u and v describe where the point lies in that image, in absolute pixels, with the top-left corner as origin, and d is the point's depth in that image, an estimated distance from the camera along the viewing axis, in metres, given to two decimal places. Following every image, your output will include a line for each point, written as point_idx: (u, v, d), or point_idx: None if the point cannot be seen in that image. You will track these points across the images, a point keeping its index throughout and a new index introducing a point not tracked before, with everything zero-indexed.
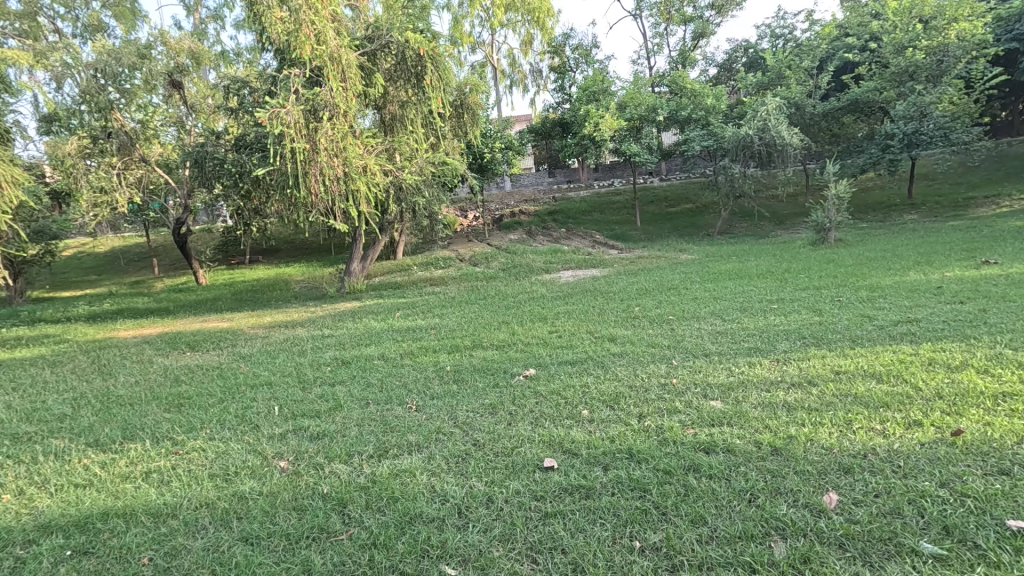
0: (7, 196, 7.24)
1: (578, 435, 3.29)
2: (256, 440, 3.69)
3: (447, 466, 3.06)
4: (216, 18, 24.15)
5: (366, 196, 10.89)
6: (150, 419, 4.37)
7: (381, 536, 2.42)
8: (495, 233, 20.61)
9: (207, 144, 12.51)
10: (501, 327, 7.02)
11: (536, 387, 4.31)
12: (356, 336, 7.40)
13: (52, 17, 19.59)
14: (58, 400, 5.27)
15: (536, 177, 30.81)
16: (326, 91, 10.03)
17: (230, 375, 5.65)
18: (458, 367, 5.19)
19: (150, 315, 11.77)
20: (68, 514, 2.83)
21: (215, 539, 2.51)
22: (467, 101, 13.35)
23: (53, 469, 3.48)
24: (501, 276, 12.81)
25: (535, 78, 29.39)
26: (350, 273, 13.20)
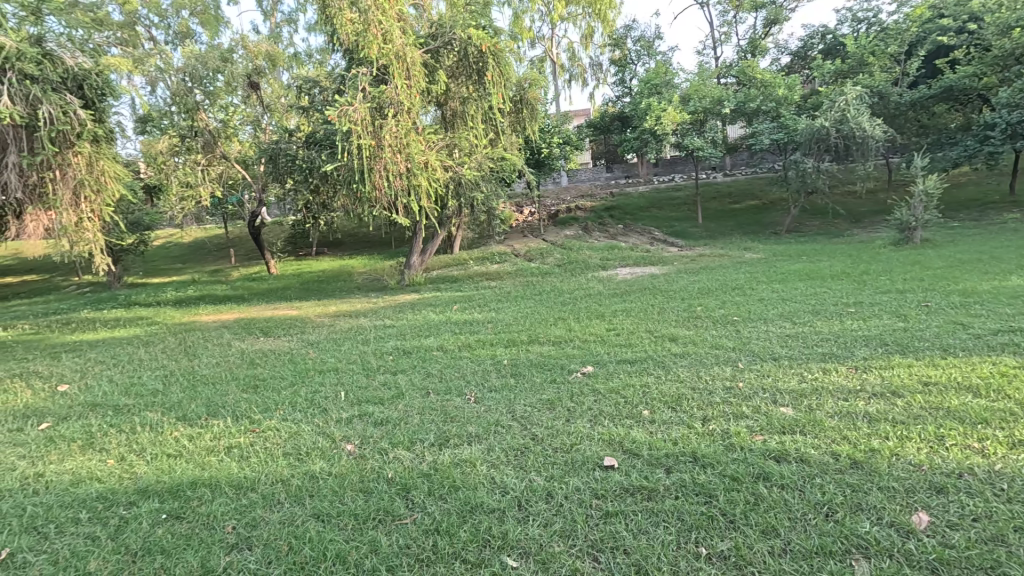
0: (110, 191, 7.99)
1: (640, 435, 3.23)
2: (325, 423, 3.88)
3: (506, 459, 3.09)
4: (290, 21, 25.53)
5: (427, 191, 11.13)
6: (230, 399, 4.69)
7: (444, 523, 2.48)
8: (551, 229, 20.55)
9: (281, 142, 13.32)
10: (558, 322, 7.00)
11: (595, 385, 4.26)
12: (415, 327, 7.62)
13: (148, 26, 21.49)
14: (152, 376, 5.79)
15: (593, 172, 30.42)
16: (391, 88, 10.36)
17: (300, 360, 5.98)
18: (516, 362, 5.23)
19: (229, 302, 12.66)
20: (161, 482, 3.09)
21: (289, 515, 2.66)
22: (527, 96, 13.30)
23: (149, 439, 3.82)
24: (557, 272, 12.75)
25: (594, 71, 29.06)
26: (410, 266, 13.57)
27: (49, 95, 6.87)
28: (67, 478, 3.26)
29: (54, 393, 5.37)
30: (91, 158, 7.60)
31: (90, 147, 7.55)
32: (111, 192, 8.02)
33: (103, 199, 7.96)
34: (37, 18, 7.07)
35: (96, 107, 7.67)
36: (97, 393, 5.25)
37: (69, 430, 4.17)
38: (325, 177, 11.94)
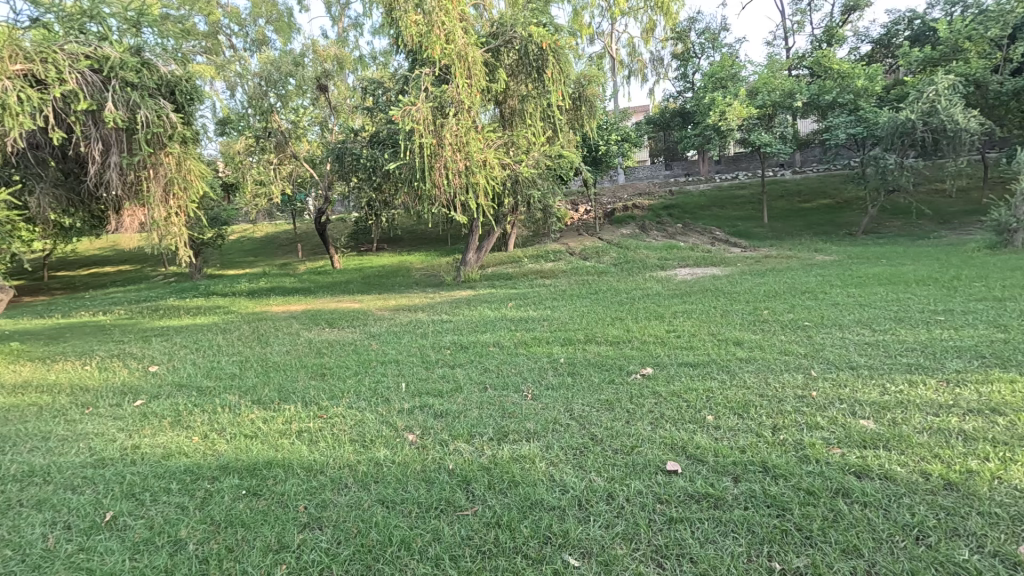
0: (195, 188, 8.66)
1: (705, 441, 3.12)
2: (388, 413, 4.01)
3: (565, 457, 3.08)
4: (356, 25, 26.62)
5: (484, 188, 11.24)
6: (300, 385, 4.96)
7: (504, 517, 2.50)
8: (606, 227, 20.25)
9: (348, 142, 13.96)
10: (615, 322, 6.88)
11: (655, 387, 4.16)
12: (471, 322, 7.74)
13: (229, 35, 23.06)
14: (230, 361, 6.21)
15: (652, 169, 29.71)
16: (453, 88, 10.56)
17: (363, 351, 6.23)
18: (572, 360, 5.19)
19: (296, 294, 13.35)
20: (240, 460, 3.31)
21: (356, 499, 2.76)
22: (586, 93, 13.13)
23: (229, 420, 4.10)
24: (613, 272, 12.53)
25: (654, 66, 28.37)
26: (466, 263, 13.78)
27: (145, 100, 7.51)
28: (160, 451, 3.55)
29: (147, 373, 5.88)
30: (180, 158, 8.27)
31: (179, 148, 8.21)
32: (195, 189, 8.69)
33: (188, 195, 8.64)
34: (136, 30, 7.68)
35: (185, 111, 8.33)
36: (183, 374, 5.71)
37: (160, 407, 4.55)
38: (387, 175, 12.34)
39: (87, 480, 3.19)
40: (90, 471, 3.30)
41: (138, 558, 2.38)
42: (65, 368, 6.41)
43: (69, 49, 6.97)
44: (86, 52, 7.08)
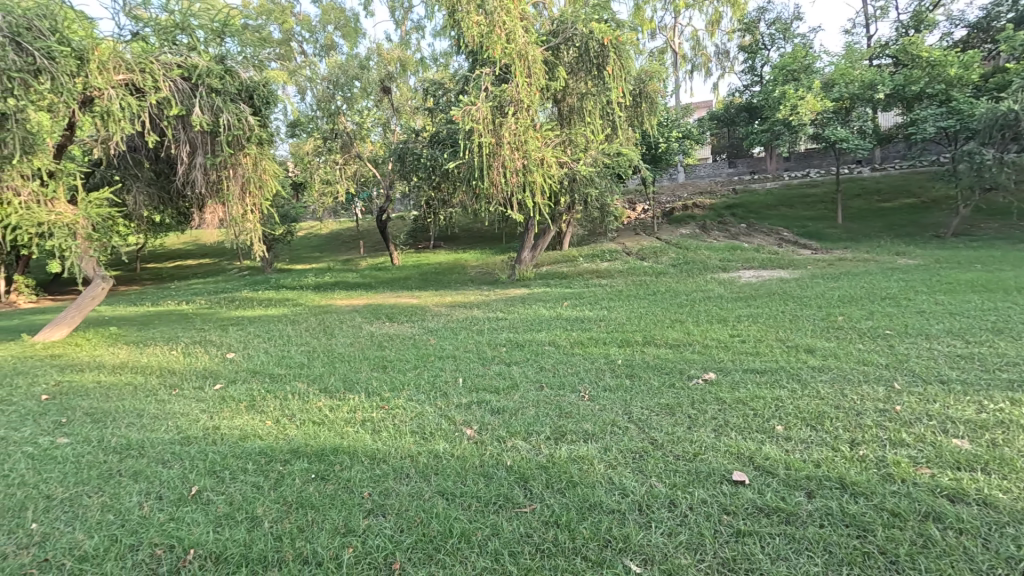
0: (269, 187, 9.18)
1: (775, 452, 2.97)
2: (446, 407, 4.09)
3: (624, 461, 3.02)
4: (418, 28, 27.38)
5: (541, 187, 11.21)
6: (363, 376, 5.17)
7: (563, 517, 2.49)
8: (665, 227, 19.70)
9: (410, 142, 14.40)
10: (675, 325, 6.68)
11: (719, 393, 4.00)
12: (526, 321, 7.77)
13: (301, 41, 24.33)
14: (298, 351, 6.55)
15: (714, 167, 28.60)
16: (513, 87, 10.62)
17: (421, 346, 6.39)
18: (630, 362, 5.09)
19: (358, 289, 13.89)
20: (309, 445, 3.48)
21: (416, 489, 2.84)
22: (647, 89, 12.81)
23: (299, 406, 4.33)
24: (672, 273, 12.17)
25: (719, 60, 27.29)
26: (521, 261, 13.82)
27: (227, 105, 8.06)
28: (237, 433, 3.80)
29: (225, 359, 6.31)
30: (256, 158, 8.80)
31: (256, 149, 8.74)
32: (269, 188, 9.21)
33: (263, 194, 9.17)
34: (220, 40, 8.20)
35: (262, 114, 8.84)
36: (257, 361, 6.09)
37: (237, 391, 4.87)
38: (446, 174, 12.60)
39: (175, 456, 3.47)
40: (178, 447, 3.58)
41: (220, 531, 2.56)
42: (155, 352, 6.98)
43: (163, 60, 7.70)
44: (177, 62, 7.76)
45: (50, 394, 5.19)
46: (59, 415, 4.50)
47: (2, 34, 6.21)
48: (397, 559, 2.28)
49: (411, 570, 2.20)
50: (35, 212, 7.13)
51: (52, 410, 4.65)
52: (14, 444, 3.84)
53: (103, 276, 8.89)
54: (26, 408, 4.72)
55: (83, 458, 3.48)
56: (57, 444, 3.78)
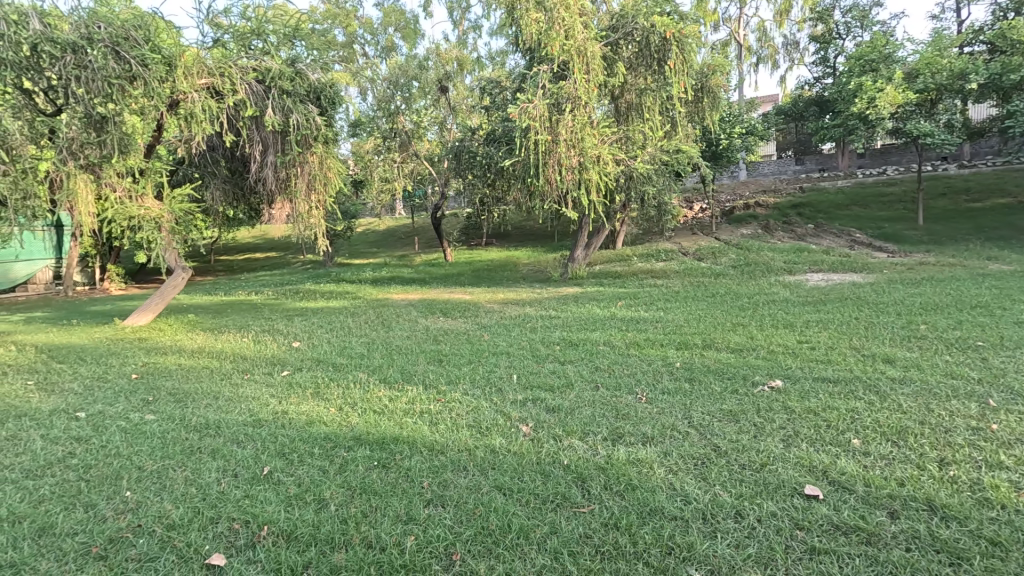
0: (333, 184, 9.55)
1: (852, 467, 2.79)
2: (502, 402, 4.12)
3: (685, 467, 2.92)
4: (475, 28, 27.76)
5: (596, 185, 11.01)
6: (420, 368, 5.29)
7: (623, 520, 2.45)
8: (724, 227, 18.97)
9: (466, 140, 14.60)
10: (737, 328, 6.41)
11: (787, 402, 3.79)
12: (580, 320, 7.70)
13: (363, 44, 25.21)
14: (358, 342, 6.80)
15: (779, 164, 27.24)
16: (570, 83, 10.52)
17: (475, 341, 6.46)
18: (689, 365, 4.93)
19: (414, 284, 14.22)
20: (371, 433, 3.60)
21: (474, 482, 2.87)
22: (709, 84, 12.29)
23: (359, 395, 4.49)
24: (732, 274, 11.68)
25: (788, 51, 25.91)
26: (574, 260, 13.70)
27: (296, 105, 8.46)
28: (303, 418, 3.98)
29: (291, 347, 6.64)
30: (322, 157, 9.17)
31: (322, 148, 9.12)
32: (333, 184, 9.58)
33: (327, 190, 9.55)
34: (290, 44, 8.61)
35: (328, 114, 9.21)
36: (320, 351, 6.36)
37: (303, 379, 5.11)
38: (501, 172, 12.70)
39: (248, 437, 3.68)
40: (250, 429, 3.80)
41: (291, 510, 2.69)
42: (229, 339, 7.44)
43: (240, 64, 8.19)
44: (252, 66, 8.24)
45: (139, 374, 5.65)
46: (146, 393, 4.88)
47: (104, 45, 6.90)
48: (457, 549, 2.31)
49: (472, 561, 2.23)
50: (128, 207, 7.80)
51: (140, 388, 5.06)
52: (111, 418, 4.21)
53: (183, 267, 9.53)
54: (118, 386, 5.16)
55: (169, 434, 3.77)
56: (145, 420, 4.11)
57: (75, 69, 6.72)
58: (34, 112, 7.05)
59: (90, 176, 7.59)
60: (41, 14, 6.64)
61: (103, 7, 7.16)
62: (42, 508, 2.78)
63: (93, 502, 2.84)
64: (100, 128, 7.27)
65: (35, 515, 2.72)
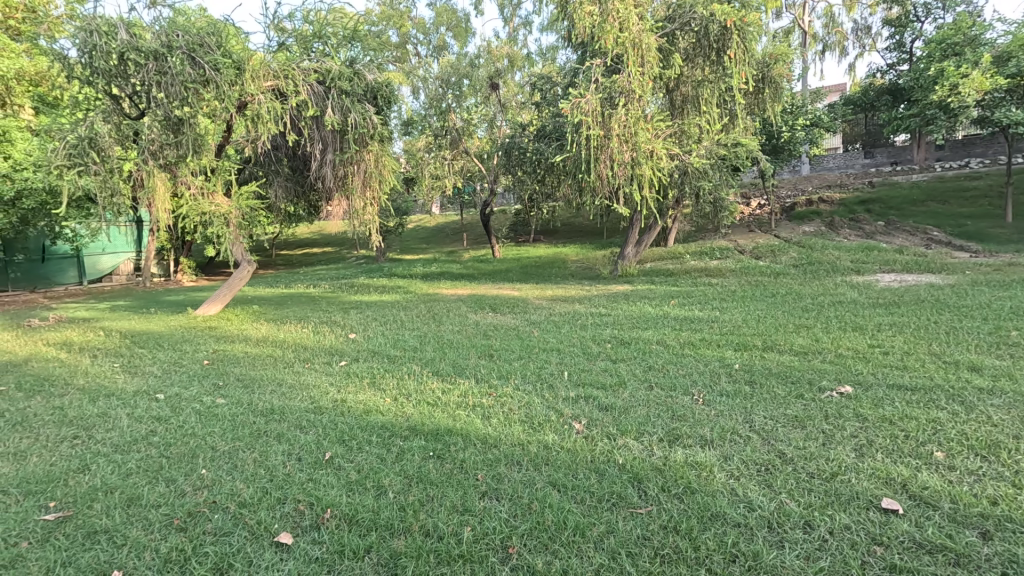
0: (387, 181, 9.81)
1: (935, 482, 2.59)
2: (553, 399, 4.10)
3: (748, 472, 2.80)
4: (526, 24, 27.77)
5: (649, 180, 10.73)
6: (471, 362, 5.36)
7: (683, 524, 2.38)
8: (784, 224, 18.08)
9: (516, 136, 14.62)
10: (800, 330, 6.10)
11: (859, 409, 3.57)
12: (632, 318, 7.55)
13: (416, 44, 25.75)
14: (411, 335, 6.97)
15: (846, 158, 25.65)
16: (624, 77, 10.30)
17: (525, 337, 6.47)
18: (749, 367, 4.74)
19: (463, 279, 14.40)
20: (426, 424, 3.67)
21: (529, 477, 2.87)
22: (772, 73, 11.65)
23: (413, 387, 4.59)
24: (794, 274, 11.10)
25: (858, 37, 24.34)
26: (624, 257, 13.44)
27: (354, 105, 8.74)
28: (361, 407, 4.12)
29: (348, 339, 6.89)
30: (377, 155, 9.44)
31: (377, 146, 9.38)
32: (387, 181, 9.85)
33: (382, 187, 9.82)
34: (349, 46, 8.88)
35: (384, 113, 9.45)
36: (375, 342, 6.57)
37: (359, 369, 5.29)
38: (551, 168, 12.63)
39: (310, 423, 3.84)
40: (312, 416, 3.97)
41: (352, 495, 2.78)
42: (291, 329, 7.80)
43: (302, 67, 8.53)
44: (314, 68, 8.56)
45: (210, 360, 6.03)
46: (218, 378, 5.20)
47: (182, 52, 7.40)
48: (514, 543, 2.32)
49: (528, 556, 2.23)
50: (200, 203, 8.28)
51: (212, 374, 5.39)
52: (187, 400, 4.52)
53: (248, 260, 10.06)
54: (193, 371, 5.52)
55: (239, 417, 3.99)
56: (217, 403, 4.37)
57: (157, 75, 7.31)
58: (120, 115, 7.67)
59: (168, 175, 8.14)
60: (127, 25, 7.18)
61: (180, 15, 7.66)
62: (130, 480, 3.01)
63: (173, 477, 3.04)
64: (177, 129, 7.81)
65: (124, 486, 2.95)
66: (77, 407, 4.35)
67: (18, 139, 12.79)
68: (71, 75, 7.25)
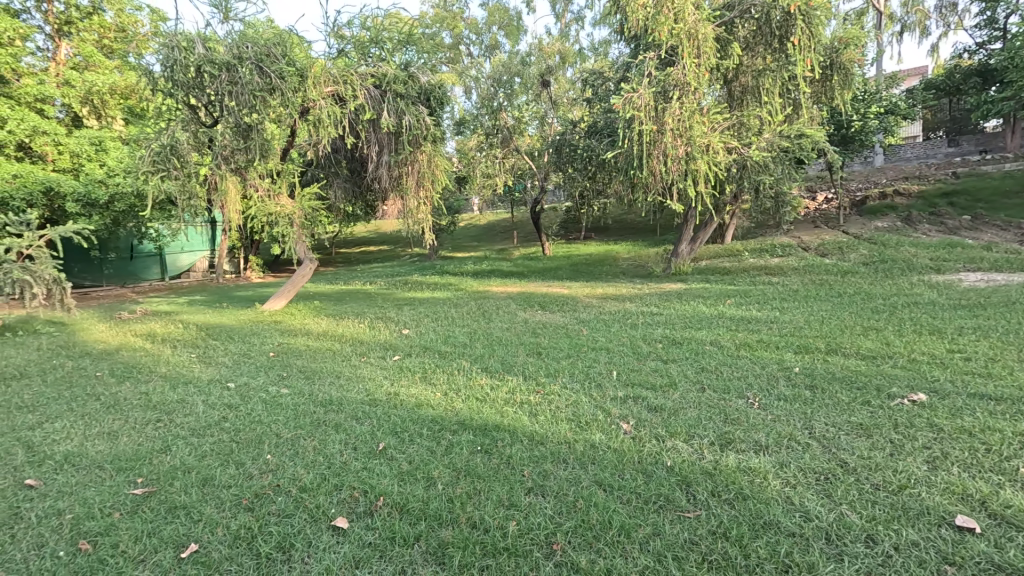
0: (439, 180, 10.03)
1: (1020, 501, 2.38)
2: (601, 398, 4.07)
3: (806, 480, 2.69)
4: (578, 20, 27.56)
5: (705, 175, 10.38)
6: (519, 359, 5.42)
7: (734, 531, 2.32)
8: (854, 219, 16.97)
9: (567, 133, 14.55)
10: (869, 332, 5.73)
11: (933, 419, 3.32)
12: (684, 317, 7.36)
13: (469, 44, 26.14)
14: (461, 331, 7.11)
15: (926, 146, 23.69)
16: (678, 69, 10.00)
17: (574, 335, 6.45)
18: (811, 371, 4.50)
19: (513, 277, 14.51)
20: (474, 419, 3.76)
21: (575, 475, 2.88)
22: (842, 59, 10.89)
23: (462, 382, 4.70)
24: (864, 272, 10.41)
25: (942, 14, 22.39)
26: (677, 254, 13.07)
27: (409, 107, 8.99)
28: (412, 401, 4.26)
29: (401, 334, 7.14)
30: (430, 155, 9.69)
31: (429, 147, 9.62)
32: (440, 181, 10.09)
33: (434, 187, 10.06)
34: (403, 49, 9.13)
35: (437, 114, 9.69)
36: (426, 338, 6.76)
37: (411, 363, 5.47)
38: (602, 165, 12.49)
39: (366, 414, 4.02)
40: (367, 407, 4.16)
41: (403, 484, 2.90)
42: (348, 324, 8.15)
43: (360, 72, 8.85)
44: (371, 73, 8.87)
45: (275, 352, 6.42)
46: (282, 370, 5.53)
47: (251, 62, 7.88)
48: (558, 539, 2.35)
49: (572, 553, 2.25)
50: (266, 204, 8.78)
51: (277, 365, 5.75)
52: (254, 389, 4.84)
53: (310, 258, 10.58)
54: (260, 362, 5.91)
55: (301, 407, 4.23)
56: (281, 393, 4.65)
57: (229, 85, 7.82)
58: (197, 124, 8.29)
59: (238, 178, 8.70)
60: (203, 40, 7.72)
61: (250, 28, 8.16)
62: (205, 462, 3.27)
63: (242, 460, 3.28)
64: (246, 135, 8.35)
65: (200, 467, 3.21)
66: (160, 393, 4.76)
67: (113, 149, 14.09)
68: (156, 88, 7.90)
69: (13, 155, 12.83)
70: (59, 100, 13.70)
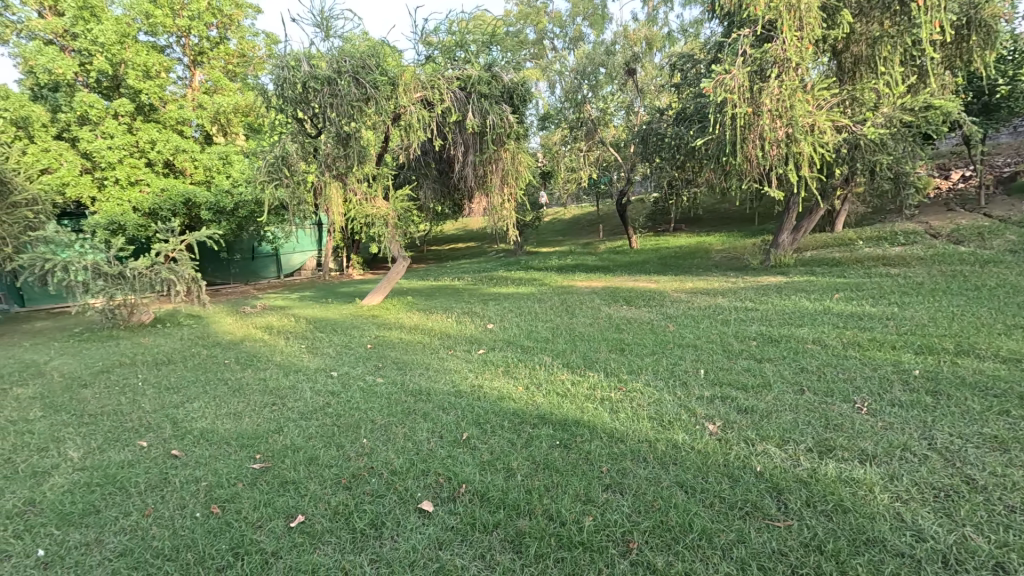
0: (523, 176, 10.18)
1: None
2: (686, 397, 3.92)
3: (921, 496, 2.41)
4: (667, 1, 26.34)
5: (810, 158, 9.53)
6: (602, 355, 5.37)
7: (830, 545, 2.16)
8: (999, 200, 14.62)
9: (654, 121, 14.03)
10: (1015, 333, 4.92)
11: None
12: (783, 313, 6.83)
13: (553, 38, 26.03)
14: (544, 326, 7.18)
15: None
16: (778, 44, 9.23)
17: (660, 332, 6.24)
18: (935, 374, 3.98)
19: (597, 271, 14.34)
20: (554, 414, 3.80)
21: (654, 475, 2.82)
22: (982, 15, 9.41)
23: (544, 377, 4.75)
24: (1011, 261, 8.96)
25: None
26: (778, 245, 12.12)
27: (492, 107, 9.20)
28: (495, 393, 4.39)
29: (486, 328, 7.35)
30: (513, 152, 9.86)
31: (513, 144, 9.79)
32: (523, 177, 10.22)
33: (518, 183, 10.23)
34: (487, 50, 9.33)
35: (520, 111, 9.81)
36: (510, 333, 6.91)
37: (495, 357, 5.63)
38: (692, 153, 11.93)
39: (451, 404, 4.22)
40: (453, 398, 4.35)
41: (484, 474, 3.01)
42: (436, 319, 8.53)
43: (446, 75, 9.18)
44: (456, 75, 9.17)
45: (372, 344, 6.92)
46: (378, 360, 5.96)
47: (349, 75, 8.48)
48: (635, 538, 2.33)
49: (649, 553, 2.22)
50: (364, 207, 9.45)
51: (374, 356, 6.20)
52: (354, 378, 5.26)
53: (403, 256, 11.22)
54: (359, 352, 6.42)
55: (393, 396, 4.54)
56: (376, 383, 5.02)
57: (330, 98, 8.48)
58: (304, 135, 9.08)
59: (340, 183, 9.45)
60: (308, 58, 8.42)
61: (347, 42, 8.76)
62: (311, 443, 3.64)
63: (342, 443, 3.60)
64: (346, 142, 9.04)
65: (307, 447, 3.58)
66: (276, 379, 5.35)
67: (236, 161, 15.86)
68: (270, 105, 8.77)
69: (161, 171, 14.97)
70: (194, 121, 15.70)
